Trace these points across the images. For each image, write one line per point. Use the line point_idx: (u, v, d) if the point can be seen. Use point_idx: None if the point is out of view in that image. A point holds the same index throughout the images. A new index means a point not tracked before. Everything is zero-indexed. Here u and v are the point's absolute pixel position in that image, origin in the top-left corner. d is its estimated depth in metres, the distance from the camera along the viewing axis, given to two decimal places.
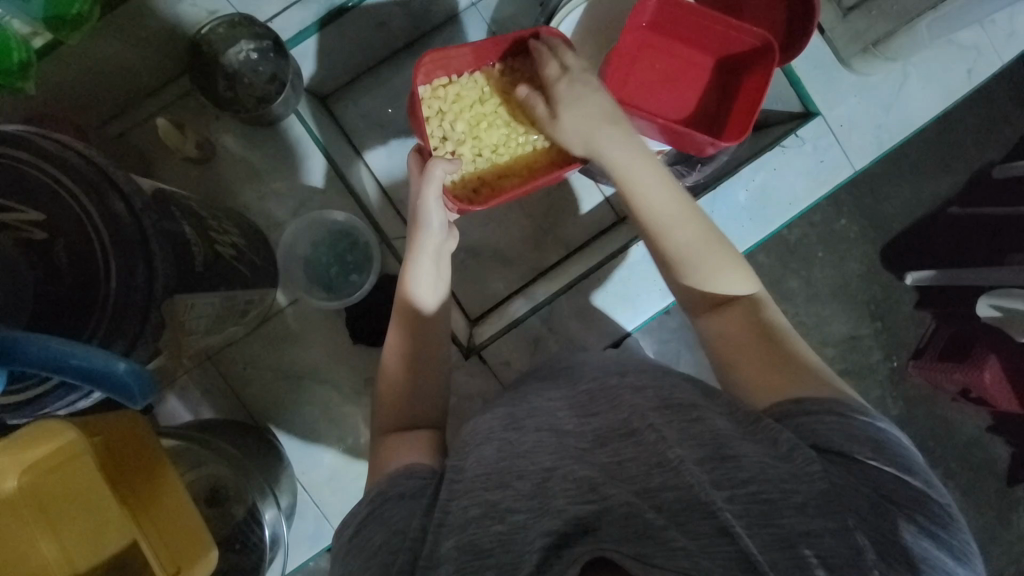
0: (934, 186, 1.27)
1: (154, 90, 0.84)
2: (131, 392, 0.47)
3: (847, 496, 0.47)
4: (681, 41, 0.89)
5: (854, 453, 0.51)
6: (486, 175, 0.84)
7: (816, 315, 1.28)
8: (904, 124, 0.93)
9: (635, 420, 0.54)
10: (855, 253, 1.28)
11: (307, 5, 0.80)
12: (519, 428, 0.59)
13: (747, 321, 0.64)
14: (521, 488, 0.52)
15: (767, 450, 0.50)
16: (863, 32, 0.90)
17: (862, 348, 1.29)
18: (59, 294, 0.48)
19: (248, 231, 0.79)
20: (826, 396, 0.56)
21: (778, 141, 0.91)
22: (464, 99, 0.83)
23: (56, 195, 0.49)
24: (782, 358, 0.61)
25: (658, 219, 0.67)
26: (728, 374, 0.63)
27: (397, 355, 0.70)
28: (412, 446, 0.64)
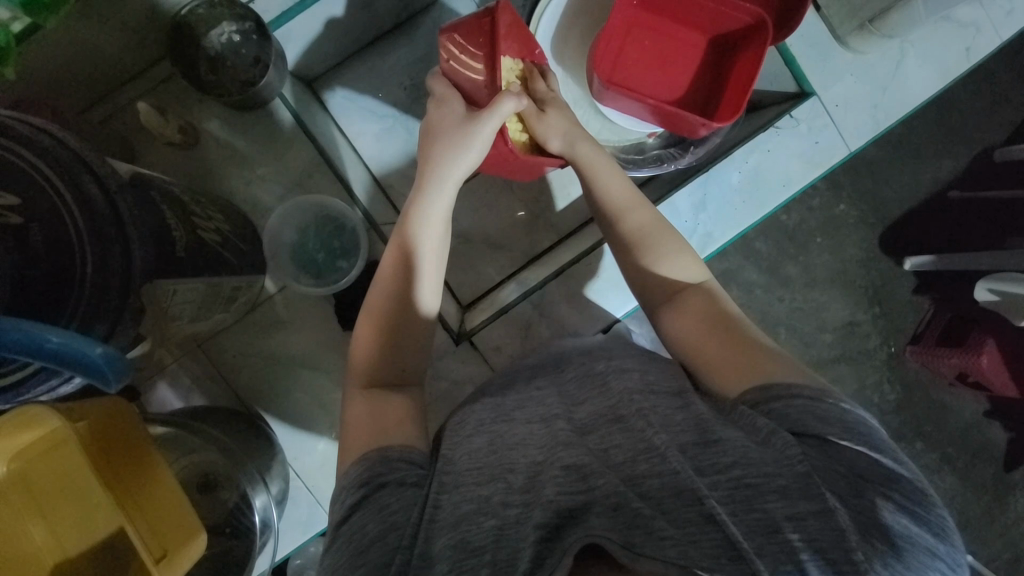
0: (934, 169, 1.26)
1: (134, 75, 0.81)
2: (105, 373, 0.47)
3: (828, 475, 0.47)
4: (672, 20, 0.87)
5: (825, 434, 0.51)
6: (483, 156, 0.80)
7: (813, 301, 1.28)
8: (903, 103, 0.91)
9: (623, 407, 0.56)
10: (854, 239, 1.27)
11: None
12: (508, 420, 0.60)
13: (706, 309, 0.66)
14: (513, 481, 0.52)
15: (748, 437, 0.50)
16: (860, 8, 0.89)
17: (860, 334, 1.29)
18: (36, 278, 0.47)
19: (234, 217, 0.78)
20: (795, 380, 0.55)
21: (771, 123, 0.89)
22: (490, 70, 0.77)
23: (27, 177, 0.47)
24: (746, 346, 0.61)
25: (617, 202, 0.72)
26: (699, 361, 0.63)
27: (383, 297, 0.70)
28: (404, 430, 0.63)
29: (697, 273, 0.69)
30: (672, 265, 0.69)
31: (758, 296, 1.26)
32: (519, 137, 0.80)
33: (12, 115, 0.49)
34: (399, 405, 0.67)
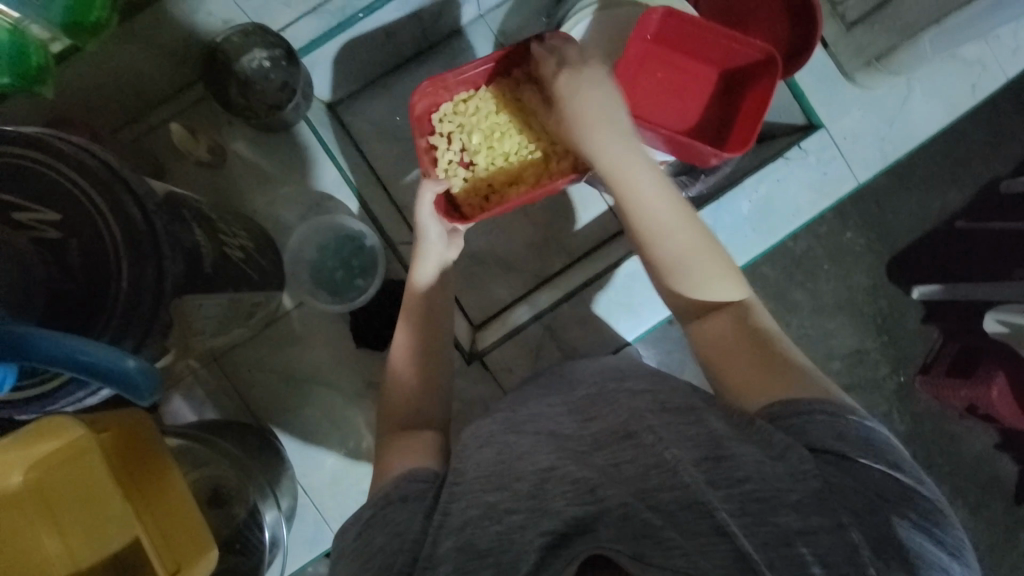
0: (940, 199, 1.27)
1: (166, 97, 0.83)
2: (138, 388, 0.48)
3: (841, 491, 0.48)
4: (685, 54, 0.90)
5: (844, 449, 0.51)
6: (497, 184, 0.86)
7: (821, 327, 1.28)
8: (909, 137, 0.93)
9: (634, 422, 0.55)
10: (861, 267, 1.28)
11: (321, 15, 0.80)
12: (518, 432, 0.60)
13: (739, 330, 0.63)
14: (520, 489, 0.52)
15: (762, 451, 0.50)
16: (866, 47, 0.88)
17: (868, 362, 1.29)
18: (73, 291, 0.49)
19: (257, 234, 0.80)
20: (814, 396, 0.55)
21: (781, 153, 0.92)
22: (481, 110, 0.85)
23: (65, 193, 0.50)
24: (772, 362, 0.60)
25: (653, 221, 0.66)
26: (720, 372, 0.62)
27: (399, 336, 0.74)
28: (416, 446, 0.64)
29: (732, 291, 0.65)
30: (706, 286, 0.65)
31: None
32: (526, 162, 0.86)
33: (52, 133, 0.51)
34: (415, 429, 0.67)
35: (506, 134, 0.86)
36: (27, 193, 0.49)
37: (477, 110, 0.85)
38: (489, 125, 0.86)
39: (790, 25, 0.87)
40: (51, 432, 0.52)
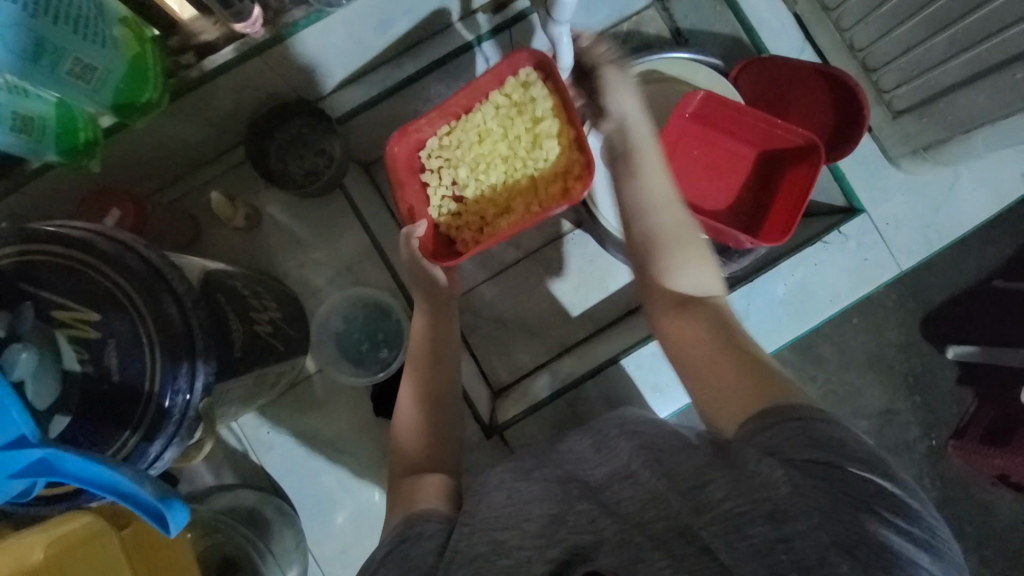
0: (979, 258, 1.20)
1: (207, 160, 0.85)
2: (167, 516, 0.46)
3: (807, 498, 0.43)
4: (722, 134, 0.88)
5: (821, 457, 0.44)
6: (488, 214, 0.83)
7: (849, 384, 1.23)
8: (955, 225, 0.90)
9: (629, 461, 0.54)
10: (893, 321, 1.22)
11: (363, 85, 0.84)
12: (528, 478, 0.59)
13: (706, 330, 0.57)
14: (528, 529, 0.52)
15: (734, 471, 0.47)
16: (912, 135, 0.85)
17: (897, 424, 1.23)
18: (107, 393, 0.49)
19: (287, 301, 0.81)
20: (788, 402, 0.49)
21: (819, 236, 0.89)
22: (465, 144, 0.82)
23: (107, 293, 0.50)
24: (745, 360, 0.54)
25: (645, 196, 0.62)
26: (688, 375, 0.57)
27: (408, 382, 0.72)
28: (432, 490, 0.63)
29: (710, 288, 0.60)
30: (692, 274, 0.61)
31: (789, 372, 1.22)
32: (513, 192, 0.83)
33: (97, 231, 0.51)
34: (431, 474, 0.66)
35: (492, 166, 0.83)
36: (69, 292, 0.49)
37: (459, 144, 0.82)
38: (470, 156, 0.83)
39: (832, 111, 0.86)
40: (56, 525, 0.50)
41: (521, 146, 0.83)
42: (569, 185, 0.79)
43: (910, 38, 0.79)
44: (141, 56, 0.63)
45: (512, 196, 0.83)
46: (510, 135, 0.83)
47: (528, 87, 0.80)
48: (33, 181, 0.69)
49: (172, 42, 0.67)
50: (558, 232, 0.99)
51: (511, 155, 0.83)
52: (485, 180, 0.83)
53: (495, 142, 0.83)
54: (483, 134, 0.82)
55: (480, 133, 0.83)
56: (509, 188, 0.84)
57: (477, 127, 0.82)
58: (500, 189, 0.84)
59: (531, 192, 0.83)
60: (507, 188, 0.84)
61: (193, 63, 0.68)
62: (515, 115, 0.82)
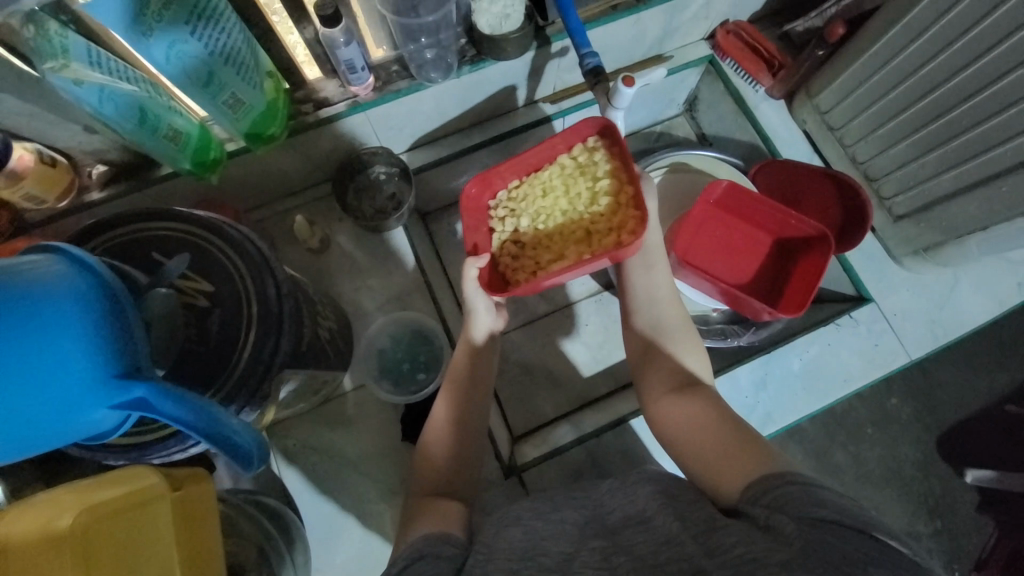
0: (989, 382, 1.24)
1: (294, 191, 0.98)
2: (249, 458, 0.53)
3: (820, 550, 0.45)
4: (742, 220, 0.99)
5: (825, 515, 0.48)
6: (542, 260, 0.88)
7: (865, 499, 1.19)
8: (959, 323, 0.97)
9: (648, 509, 0.58)
10: (908, 438, 1.22)
11: (438, 147, 0.99)
12: (545, 517, 0.62)
13: (705, 409, 0.67)
14: (544, 563, 0.54)
15: (751, 526, 0.50)
16: (913, 237, 0.96)
17: (919, 547, 1.18)
18: (203, 353, 0.56)
19: (342, 319, 0.89)
20: (778, 468, 0.55)
21: (832, 318, 0.96)
22: (529, 197, 0.89)
23: (223, 270, 0.59)
24: (739, 441, 0.61)
25: (646, 301, 0.80)
26: (691, 452, 0.65)
27: (445, 407, 0.76)
28: (448, 519, 0.64)
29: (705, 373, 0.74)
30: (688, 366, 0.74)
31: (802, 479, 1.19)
32: (569, 245, 0.88)
33: (223, 220, 0.61)
34: (449, 503, 0.68)
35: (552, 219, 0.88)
36: (192, 264, 0.59)
37: (524, 196, 0.89)
38: (531, 208, 0.88)
39: (842, 210, 0.97)
40: (122, 482, 0.54)
41: (580, 203, 0.88)
42: (622, 238, 0.81)
43: (904, 156, 0.92)
44: (276, 101, 0.78)
45: (568, 248, 0.87)
46: (572, 193, 0.88)
47: (593, 152, 0.87)
48: (155, 186, 0.81)
49: (297, 95, 0.83)
50: (587, 291, 1.09)
51: (570, 210, 0.89)
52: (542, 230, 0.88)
53: (558, 197, 0.88)
54: (546, 189, 0.88)
55: (546, 188, 0.89)
56: (564, 240, 0.88)
57: (543, 183, 0.88)
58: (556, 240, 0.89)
59: (586, 245, 0.86)
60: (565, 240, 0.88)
61: (311, 111, 0.83)
62: (580, 175, 0.88)
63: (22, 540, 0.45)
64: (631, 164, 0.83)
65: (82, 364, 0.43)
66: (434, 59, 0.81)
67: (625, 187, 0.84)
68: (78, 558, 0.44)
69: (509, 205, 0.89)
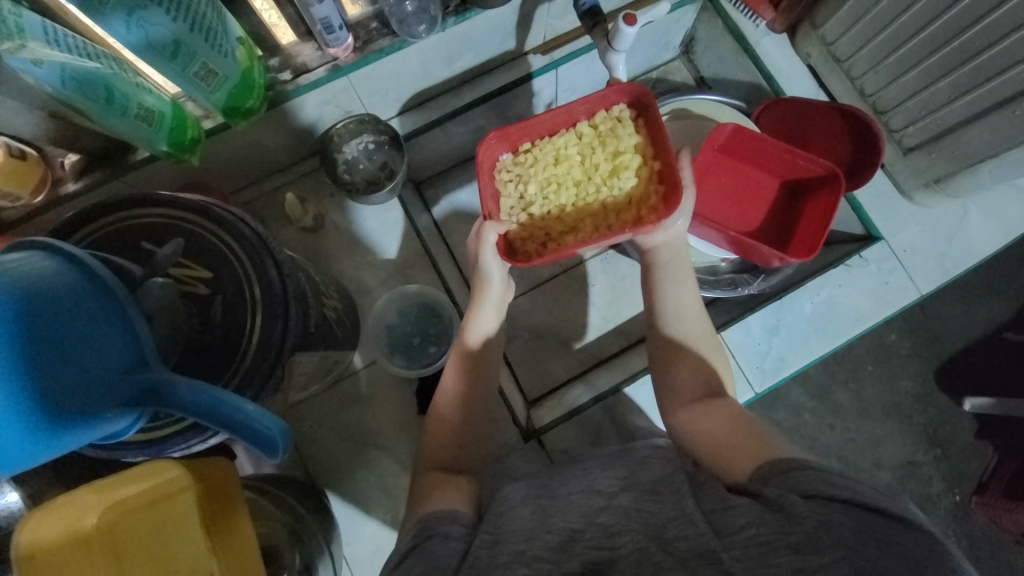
0: (988, 312, 1.23)
1: (281, 167, 0.94)
2: (273, 442, 0.48)
3: (834, 528, 0.46)
4: (748, 164, 0.96)
5: (835, 493, 0.49)
6: (551, 231, 0.84)
7: (869, 434, 1.22)
8: (968, 255, 0.96)
9: (661, 483, 0.58)
10: (909, 370, 1.23)
11: (426, 110, 0.94)
12: (551, 495, 0.61)
13: (728, 417, 0.66)
14: (549, 540, 0.54)
15: (763, 506, 0.50)
16: (924, 169, 0.93)
17: (921, 477, 1.21)
18: (210, 343, 0.54)
19: (345, 298, 0.86)
20: (793, 456, 0.56)
21: (842, 260, 0.95)
22: (541, 161, 0.84)
23: (220, 255, 0.56)
24: (752, 434, 0.61)
25: (673, 309, 0.76)
26: (703, 450, 0.63)
27: (453, 384, 0.76)
28: (459, 497, 0.64)
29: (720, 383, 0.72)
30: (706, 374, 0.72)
31: (807, 420, 1.21)
32: (580, 217, 0.85)
33: (214, 201, 0.58)
34: (459, 479, 0.69)
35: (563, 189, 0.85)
36: (186, 251, 0.56)
37: (534, 161, 0.84)
38: (539, 174, 0.84)
39: (851, 146, 0.95)
40: (152, 474, 0.52)
41: (596, 173, 0.85)
42: (643, 213, 0.80)
43: (916, 84, 0.88)
44: (251, 71, 0.72)
45: (580, 221, 0.85)
46: (586, 163, 0.85)
47: (615, 124, 0.84)
48: (133, 172, 0.76)
49: (272, 62, 0.77)
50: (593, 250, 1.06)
51: (584, 180, 0.85)
52: (553, 198, 0.84)
53: (571, 165, 0.85)
54: (558, 158, 0.85)
55: (559, 154, 0.85)
56: (575, 211, 0.85)
57: (555, 149, 0.84)
58: (566, 210, 0.85)
59: (600, 217, 0.84)
60: (575, 212, 0.85)
61: (289, 80, 0.78)
62: (597, 145, 0.84)
63: (49, 546, 0.44)
64: (659, 139, 0.81)
65: (48, 384, 0.39)
66: (416, 12, 0.75)
67: (650, 161, 0.82)
68: (111, 559, 0.44)
69: (515, 171, 0.85)
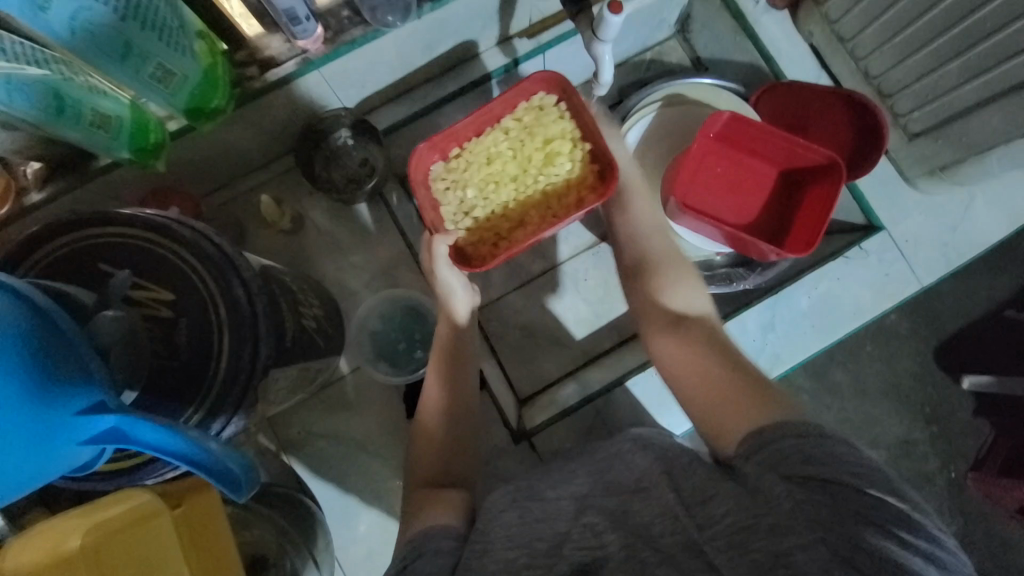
0: (989, 290, 1.15)
1: (257, 166, 0.90)
2: (237, 486, 0.49)
3: (813, 507, 0.44)
4: (746, 153, 0.92)
5: (823, 473, 0.46)
6: (503, 230, 0.84)
7: (865, 414, 1.15)
8: (972, 243, 0.92)
9: (646, 479, 0.54)
10: (907, 350, 1.15)
11: (403, 103, 0.90)
12: (539, 498, 0.59)
13: (704, 341, 0.62)
14: (538, 547, 0.53)
15: (744, 488, 0.48)
16: (929, 156, 0.89)
17: (917, 455, 1.15)
18: (177, 368, 0.52)
19: (326, 302, 0.83)
20: (784, 417, 0.52)
21: (840, 253, 0.92)
22: (473, 166, 0.83)
23: (182, 276, 0.53)
24: (740, 381, 0.57)
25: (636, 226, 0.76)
26: (684, 397, 0.60)
27: (436, 388, 0.74)
28: (446, 507, 0.62)
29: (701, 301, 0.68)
30: (684, 295, 0.68)
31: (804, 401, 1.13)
32: (525, 208, 0.84)
33: (175, 217, 0.55)
34: (448, 490, 0.65)
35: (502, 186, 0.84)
36: (146, 271, 0.53)
37: (467, 167, 0.83)
38: (473, 177, 0.83)
39: (854, 132, 0.90)
40: (126, 501, 0.53)
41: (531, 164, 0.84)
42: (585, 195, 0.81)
43: (924, 66, 0.83)
44: (215, 67, 0.68)
45: (525, 213, 0.84)
46: (519, 155, 0.84)
47: (542, 112, 0.82)
48: (98, 178, 0.73)
49: (238, 56, 0.72)
50: (583, 244, 1.03)
51: (521, 174, 0.84)
52: (495, 198, 0.84)
53: (504, 161, 0.84)
54: (489, 155, 0.83)
55: (491, 154, 0.84)
56: (519, 204, 0.85)
57: (485, 149, 0.83)
58: (511, 206, 0.85)
59: (543, 206, 0.84)
60: (519, 204, 0.85)
61: (257, 75, 0.73)
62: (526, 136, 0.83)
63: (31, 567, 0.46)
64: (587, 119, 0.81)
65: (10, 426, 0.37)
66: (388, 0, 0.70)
67: (581, 144, 0.82)
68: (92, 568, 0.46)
69: (452, 177, 0.83)
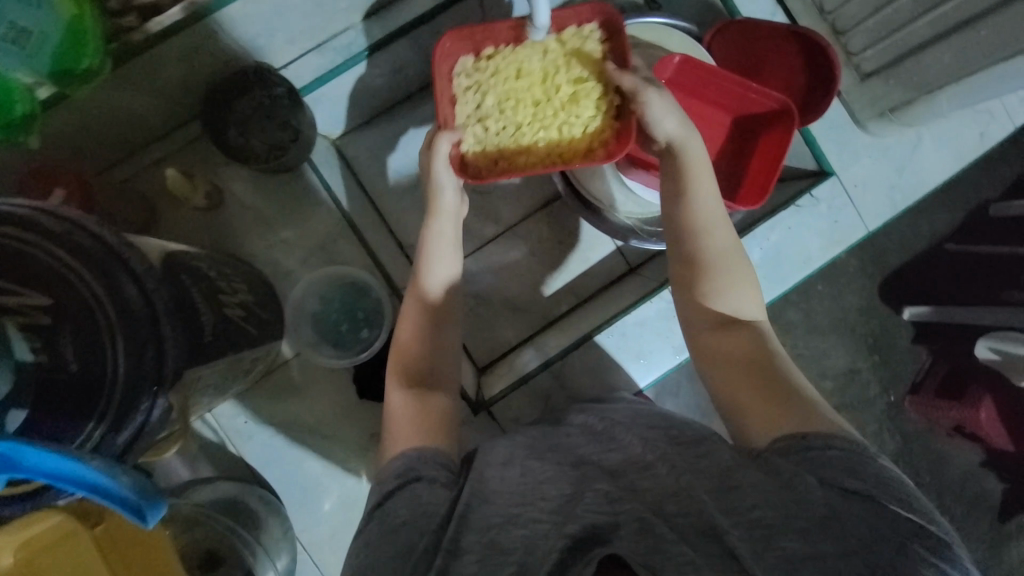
0: (930, 220, 1.14)
1: (160, 135, 0.80)
2: (143, 509, 0.43)
3: (845, 521, 0.44)
4: (700, 100, 0.87)
5: (855, 485, 0.47)
6: (507, 150, 0.76)
7: (815, 348, 1.15)
8: (918, 186, 0.92)
9: (651, 454, 0.53)
10: (854, 286, 1.15)
11: (325, 52, 0.77)
12: (542, 456, 0.56)
13: (752, 350, 0.59)
14: (545, 506, 0.49)
15: (770, 480, 0.47)
16: (880, 97, 0.87)
17: (859, 383, 1.16)
18: (69, 381, 0.46)
19: (256, 284, 0.76)
20: (826, 431, 0.51)
21: (791, 202, 0.90)
22: (502, 72, 0.74)
23: (59, 276, 0.46)
24: (783, 393, 0.56)
25: (702, 211, 0.63)
26: (723, 401, 0.58)
27: (409, 331, 0.67)
28: (437, 428, 0.60)
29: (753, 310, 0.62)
30: (737, 298, 0.62)
31: None
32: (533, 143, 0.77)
33: (41, 207, 0.47)
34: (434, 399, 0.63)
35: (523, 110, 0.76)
36: (11, 273, 0.46)
37: (497, 71, 0.74)
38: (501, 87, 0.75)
39: (809, 73, 0.86)
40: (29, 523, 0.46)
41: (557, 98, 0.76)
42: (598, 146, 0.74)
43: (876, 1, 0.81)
44: (81, 21, 0.57)
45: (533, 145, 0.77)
46: (550, 83, 0.76)
47: (586, 41, 0.75)
48: None
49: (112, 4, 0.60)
50: (536, 205, 0.99)
51: (544, 101, 0.76)
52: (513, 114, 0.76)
53: (538, 85, 0.75)
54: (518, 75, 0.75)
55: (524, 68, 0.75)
56: (529, 138, 0.77)
57: (519, 61, 0.74)
58: (522, 132, 0.76)
59: (558, 141, 0.76)
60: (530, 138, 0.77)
61: (137, 26, 0.61)
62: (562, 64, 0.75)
63: None
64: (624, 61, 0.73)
65: None
66: None
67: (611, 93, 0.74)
68: None
69: (476, 82, 0.74)
